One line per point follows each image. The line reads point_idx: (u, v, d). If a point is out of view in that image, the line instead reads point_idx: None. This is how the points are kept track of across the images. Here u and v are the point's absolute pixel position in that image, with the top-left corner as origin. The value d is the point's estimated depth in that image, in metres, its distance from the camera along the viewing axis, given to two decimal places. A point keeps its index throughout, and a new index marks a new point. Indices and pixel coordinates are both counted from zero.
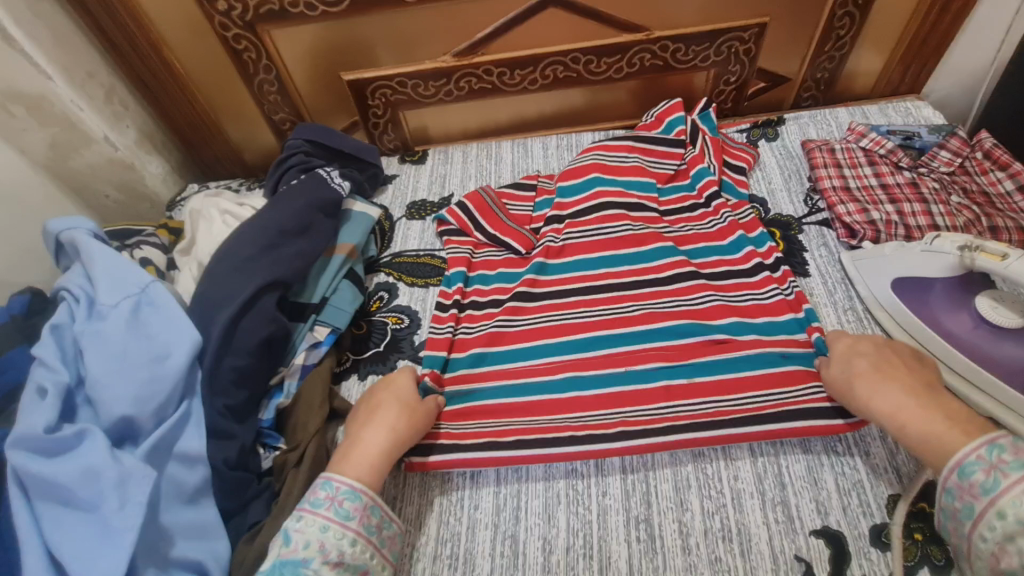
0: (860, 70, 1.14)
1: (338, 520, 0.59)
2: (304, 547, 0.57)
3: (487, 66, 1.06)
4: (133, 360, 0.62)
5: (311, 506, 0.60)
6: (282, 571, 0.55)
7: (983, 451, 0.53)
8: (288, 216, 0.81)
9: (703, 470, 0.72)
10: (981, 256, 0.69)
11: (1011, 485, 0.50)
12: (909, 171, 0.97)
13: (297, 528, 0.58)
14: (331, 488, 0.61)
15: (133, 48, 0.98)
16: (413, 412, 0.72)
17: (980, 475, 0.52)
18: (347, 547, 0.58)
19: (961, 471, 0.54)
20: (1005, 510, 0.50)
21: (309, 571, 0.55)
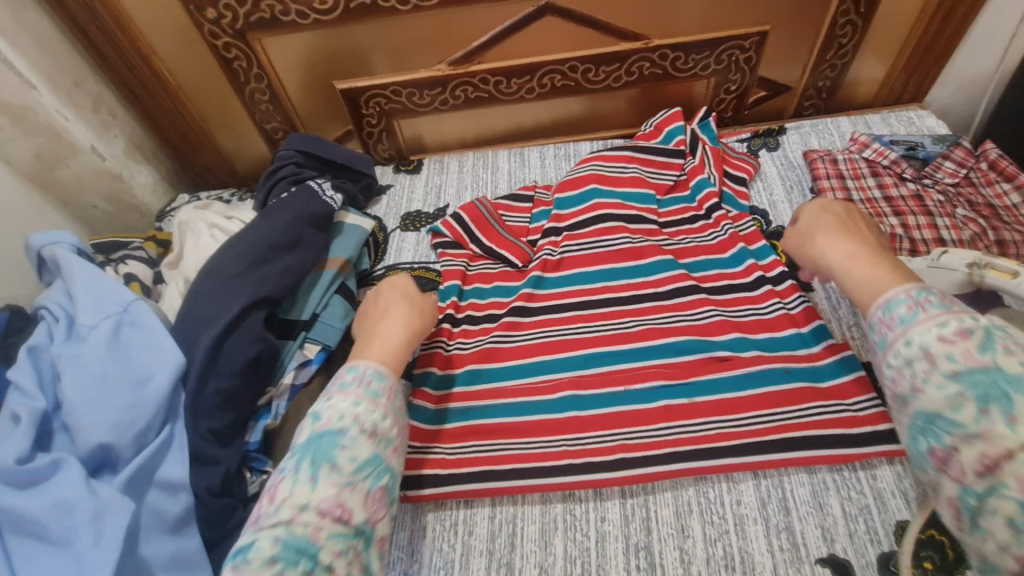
0: (862, 78, 1.12)
1: (368, 398, 0.59)
2: (338, 419, 0.57)
3: (483, 75, 1.04)
4: (113, 384, 0.60)
5: (340, 388, 0.60)
6: (319, 442, 0.56)
7: (912, 291, 0.55)
8: (277, 230, 0.78)
9: (705, 495, 0.70)
10: (991, 273, 0.67)
11: (927, 319, 0.52)
12: (914, 182, 0.95)
13: (328, 407, 0.58)
14: (358, 371, 0.61)
15: (121, 55, 0.95)
16: (422, 306, 0.72)
17: (902, 310, 0.54)
18: (380, 422, 0.59)
19: (886, 307, 0.55)
20: (913, 338, 0.52)
21: (346, 441, 0.56)
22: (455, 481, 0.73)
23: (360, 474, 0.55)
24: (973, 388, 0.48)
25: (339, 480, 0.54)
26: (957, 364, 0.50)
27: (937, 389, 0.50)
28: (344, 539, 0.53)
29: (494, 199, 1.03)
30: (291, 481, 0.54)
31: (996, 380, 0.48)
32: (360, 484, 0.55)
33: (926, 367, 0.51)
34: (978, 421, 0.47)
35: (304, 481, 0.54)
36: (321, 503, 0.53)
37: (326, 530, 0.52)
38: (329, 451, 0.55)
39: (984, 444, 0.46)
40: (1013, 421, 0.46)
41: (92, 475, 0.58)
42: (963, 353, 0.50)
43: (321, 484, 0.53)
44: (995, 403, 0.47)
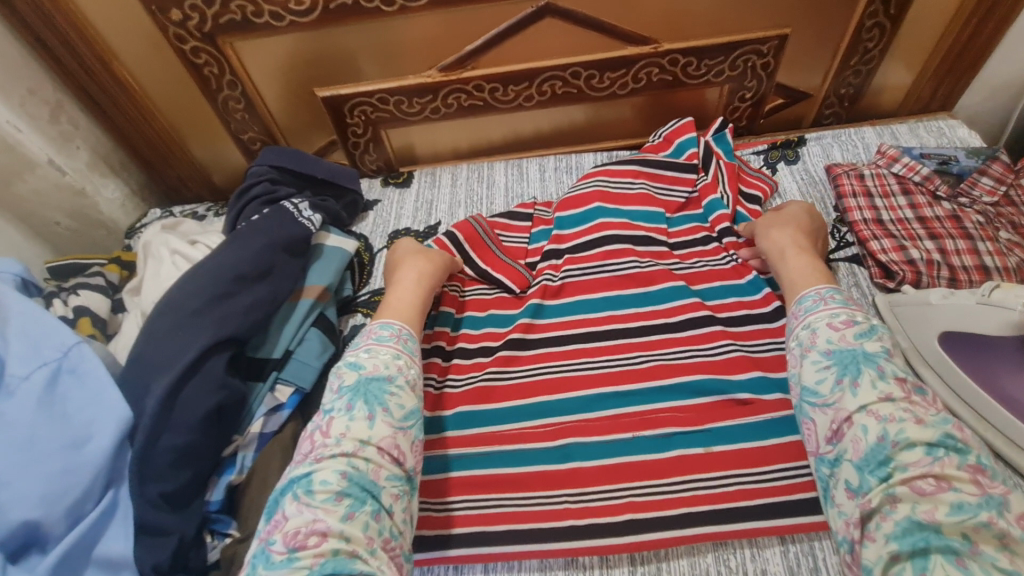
0: (887, 85, 1.04)
1: (406, 354, 0.65)
2: (385, 367, 0.62)
3: (478, 82, 0.95)
4: (44, 449, 0.52)
5: (378, 341, 0.65)
6: (370, 385, 0.60)
7: (821, 290, 0.64)
8: (244, 259, 0.70)
9: (726, 563, 0.62)
10: None
11: (826, 308, 0.61)
12: (949, 201, 0.87)
13: (370, 357, 0.63)
14: (393, 329, 0.67)
15: (78, 60, 0.86)
16: (436, 263, 0.79)
17: (809, 303, 0.63)
18: (417, 378, 0.64)
19: (799, 301, 0.65)
20: (810, 323, 0.61)
21: (395, 387, 0.61)
22: (443, 544, 0.65)
23: (408, 421, 0.60)
24: (837, 362, 0.56)
25: (392, 422, 0.58)
26: (832, 344, 0.57)
27: (811, 363, 0.58)
28: (397, 481, 0.56)
29: (489, 217, 0.94)
30: (347, 419, 0.57)
31: (856, 357, 0.55)
32: (408, 432, 0.59)
33: (808, 347, 0.59)
34: (831, 390, 0.55)
35: (362, 420, 0.57)
36: (381, 441, 0.56)
37: (384, 469, 0.55)
38: (383, 394, 0.59)
39: (834, 410, 0.54)
40: (855, 387, 0.53)
41: (16, 556, 0.50)
42: (839, 337, 0.57)
43: (378, 424, 0.57)
44: (849, 373, 0.54)
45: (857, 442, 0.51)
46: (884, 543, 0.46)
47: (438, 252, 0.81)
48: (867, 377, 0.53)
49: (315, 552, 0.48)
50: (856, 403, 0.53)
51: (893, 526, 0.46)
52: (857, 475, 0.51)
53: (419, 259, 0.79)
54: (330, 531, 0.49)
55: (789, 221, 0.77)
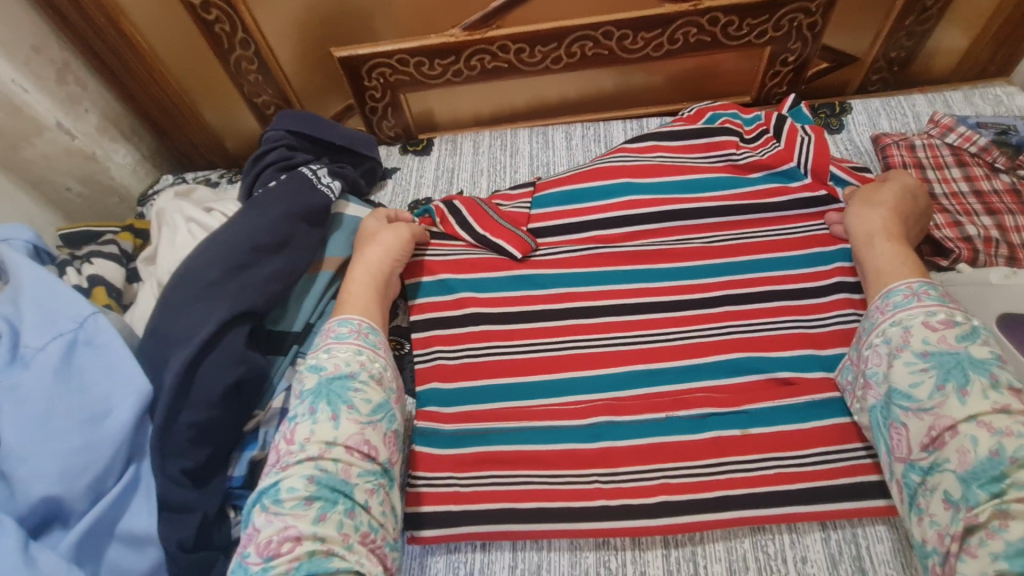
0: (941, 48, 0.97)
1: (369, 347, 0.62)
2: (347, 365, 0.59)
3: (503, 42, 0.89)
4: (63, 423, 0.51)
5: (337, 339, 0.62)
6: (333, 385, 0.57)
7: (912, 284, 0.60)
8: (262, 228, 0.67)
9: (764, 549, 0.60)
10: None
11: (920, 305, 0.57)
12: (1008, 173, 0.81)
13: (329, 356, 0.60)
14: (353, 324, 0.63)
15: (85, 16, 0.81)
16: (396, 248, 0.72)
17: (899, 298, 0.59)
18: (384, 369, 0.61)
19: (885, 295, 0.61)
20: (900, 320, 0.57)
21: (359, 383, 0.58)
22: (469, 522, 0.63)
23: (378, 415, 0.58)
24: (939, 366, 0.53)
25: (360, 418, 0.56)
26: (930, 345, 0.54)
27: (905, 364, 0.55)
28: (372, 475, 0.55)
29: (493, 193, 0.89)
30: (310, 422, 0.55)
31: (960, 362, 0.52)
32: (378, 425, 0.58)
33: (902, 347, 0.56)
34: (931, 395, 0.52)
35: (325, 422, 0.55)
36: (348, 440, 0.55)
37: (355, 467, 0.54)
38: (346, 392, 0.57)
39: (934, 416, 0.52)
40: (964, 395, 0.51)
41: (38, 532, 0.49)
42: (939, 338, 0.54)
43: (343, 423, 0.55)
44: (952, 380, 0.52)
45: (963, 453, 0.49)
46: (990, 560, 0.45)
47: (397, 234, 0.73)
48: (977, 386, 0.51)
49: (289, 558, 0.47)
50: (964, 411, 0.50)
51: (1004, 544, 0.45)
52: (961, 487, 0.49)
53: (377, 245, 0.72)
54: (303, 534, 0.49)
55: (885, 201, 0.70)
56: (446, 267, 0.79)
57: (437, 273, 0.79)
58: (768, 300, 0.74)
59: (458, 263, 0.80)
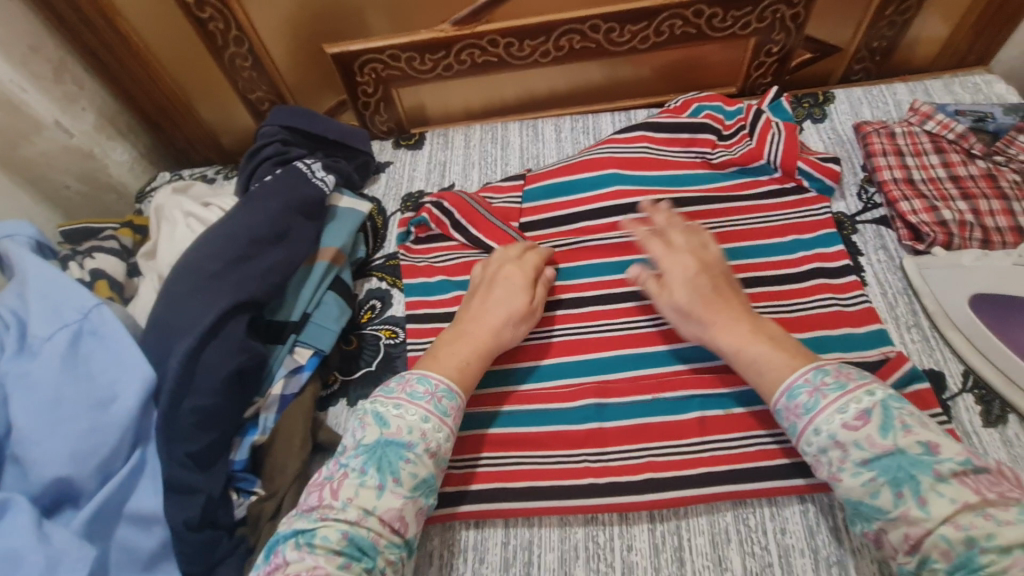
0: (922, 37, 0.99)
1: (437, 415, 0.60)
2: (408, 432, 0.58)
3: (492, 36, 0.91)
4: (71, 408, 0.53)
5: (410, 398, 0.60)
6: (387, 450, 0.56)
7: (808, 375, 0.57)
8: (259, 222, 0.69)
9: (745, 522, 0.62)
10: None
11: (829, 405, 0.54)
12: (984, 159, 0.84)
13: (398, 415, 0.59)
14: (430, 384, 0.61)
15: (80, 16, 0.83)
16: (524, 313, 0.70)
17: (804, 397, 0.56)
18: (443, 442, 0.59)
19: (789, 394, 0.57)
20: (820, 427, 0.54)
21: (412, 455, 0.57)
22: (463, 500, 0.65)
23: (419, 490, 0.56)
24: (884, 474, 0.50)
25: (402, 493, 0.55)
26: (865, 451, 0.51)
27: (852, 478, 0.52)
28: (397, 548, 0.54)
29: (483, 186, 0.92)
30: (357, 484, 0.55)
31: (902, 465, 0.50)
32: (418, 501, 0.56)
33: (840, 455, 0.53)
34: (896, 505, 0.49)
35: (370, 488, 0.55)
36: (384, 514, 0.54)
37: (384, 539, 0.53)
38: (397, 462, 0.56)
39: (907, 525, 0.49)
40: (923, 502, 0.48)
41: (53, 510, 0.52)
42: (867, 441, 0.52)
43: (386, 495, 0.54)
44: (905, 485, 0.49)
45: (944, 552, 0.47)
46: None
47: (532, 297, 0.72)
48: (928, 488, 0.48)
49: None
50: (933, 517, 0.47)
51: None
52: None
53: (504, 304, 0.70)
54: None
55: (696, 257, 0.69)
56: (441, 270, 0.83)
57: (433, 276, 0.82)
58: (751, 286, 0.77)
59: (453, 266, 0.83)
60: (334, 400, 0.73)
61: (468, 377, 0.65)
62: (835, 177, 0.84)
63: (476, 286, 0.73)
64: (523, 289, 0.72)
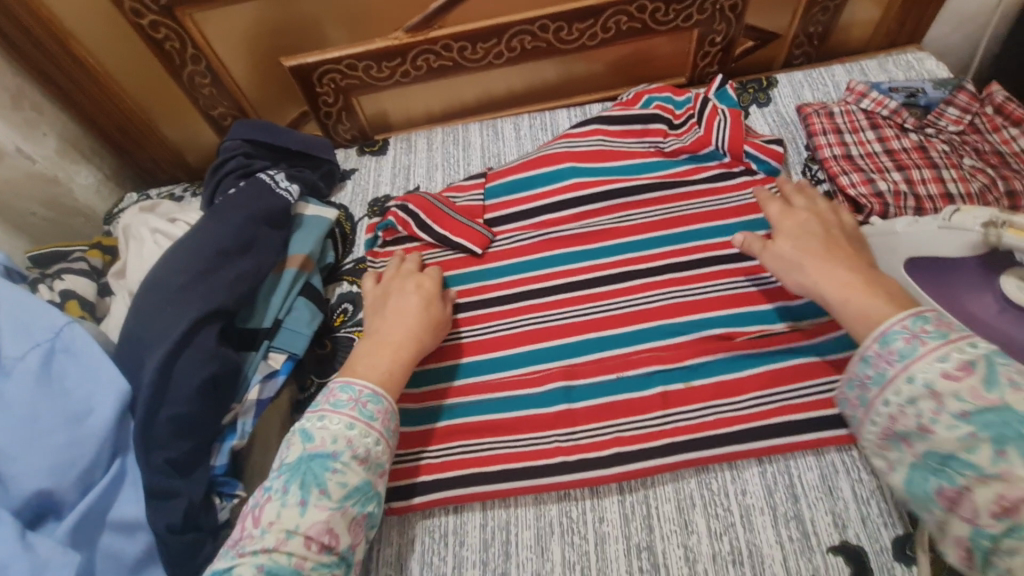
0: (855, 21, 1.04)
1: (363, 420, 0.60)
2: (331, 442, 0.58)
3: (446, 41, 0.94)
4: (47, 424, 0.54)
5: (334, 407, 0.60)
6: (311, 464, 0.56)
7: (906, 321, 0.52)
8: (225, 233, 0.71)
9: (708, 486, 0.66)
10: (1010, 233, 0.62)
11: (929, 352, 0.49)
12: (916, 132, 0.89)
13: (321, 427, 0.59)
14: (353, 391, 0.62)
15: (34, 42, 0.83)
16: (435, 322, 0.73)
17: (900, 344, 0.51)
18: (373, 446, 0.59)
19: (882, 339, 0.52)
20: (915, 374, 0.49)
21: (339, 464, 0.57)
22: (439, 489, 0.68)
23: (349, 499, 0.56)
24: (986, 429, 0.44)
25: (330, 505, 0.55)
26: (967, 404, 0.46)
27: (948, 431, 0.46)
28: (328, 567, 0.53)
29: (448, 186, 0.95)
30: (278, 505, 0.54)
31: (1010, 421, 0.43)
32: (350, 510, 0.56)
33: (933, 406, 0.47)
34: (994, 463, 0.43)
35: (293, 506, 0.54)
36: (309, 530, 0.53)
37: (310, 560, 0.52)
38: (322, 474, 0.55)
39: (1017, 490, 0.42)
40: None
41: (35, 523, 0.53)
42: (971, 392, 0.46)
43: (309, 510, 0.54)
44: (1013, 444, 0.43)
45: None
46: None
47: (441, 310, 0.74)
48: None
49: None
50: None
51: None
52: None
53: (419, 313, 0.72)
54: None
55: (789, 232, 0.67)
56: None
57: None
58: (706, 266, 0.80)
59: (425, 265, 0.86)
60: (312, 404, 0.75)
61: (397, 382, 0.65)
62: (779, 158, 0.89)
63: (383, 300, 0.74)
64: (435, 302, 0.74)
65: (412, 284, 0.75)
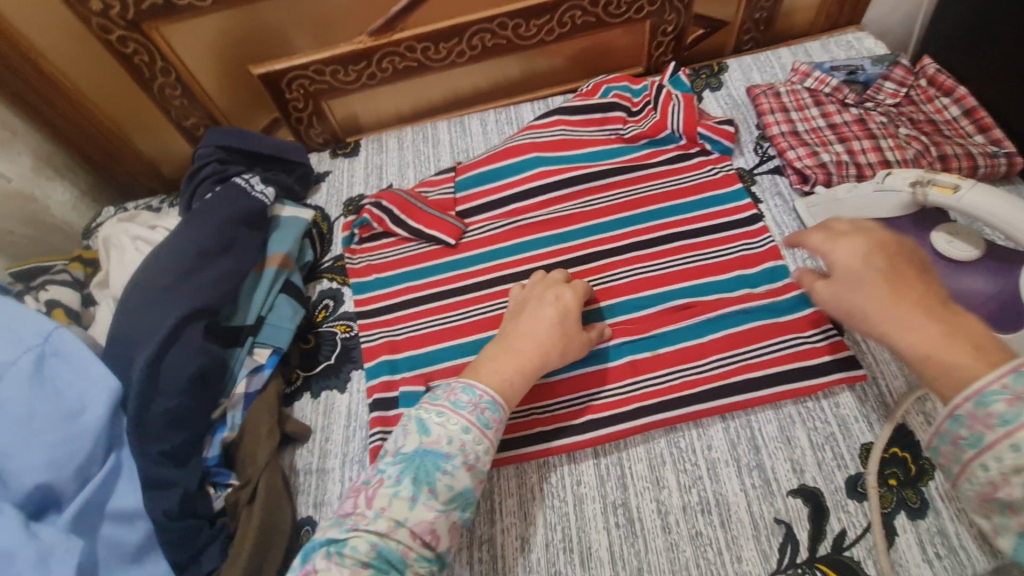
0: (798, 6, 1.10)
1: (478, 427, 0.61)
2: (448, 442, 0.59)
3: (409, 43, 0.97)
4: (43, 423, 0.57)
5: (454, 406, 0.62)
6: (426, 459, 0.58)
7: (1007, 380, 0.44)
8: (204, 235, 0.74)
9: (677, 444, 0.71)
10: (934, 190, 0.68)
11: None
12: (856, 107, 0.95)
13: (441, 423, 0.61)
14: (474, 395, 0.63)
15: (4, 63, 0.85)
16: (570, 339, 0.71)
17: (1000, 407, 0.43)
18: (482, 455, 0.61)
19: (977, 400, 0.45)
20: (1021, 442, 0.42)
21: (451, 466, 0.58)
22: None
23: (454, 504, 0.58)
24: None
25: (436, 506, 0.57)
26: None
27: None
28: (426, 562, 0.55)
29: (420, 182, 0.98)
30: (392, 492, 0.56)
31: None
32: (452, 514, 0.58)
33: None
34: None
35: (404, 499, 0.56)
36: (415, 526, 0.55)
37: (413, 552, 0.54)
38: (435, 473, 0.57)
39: None
40: None
41: (37, 516, 0.55)
42: None
43: (419, 506, 0.56)
44: None
45: None
46: None
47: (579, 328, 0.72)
48: None
49: None
50: None
51: None
52: None
53: (555, 330, 0.70)
54: None
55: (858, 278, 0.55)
56: (387, 265, 0.89)
57: (383, 272, 0.89)
58: (667, 242, 0.85)
59: (402, 259, 0.90)
60: (299, 394, 0.79)
61: (514, 392, 0.66)
62: (731, 137, 0.94)
63: (523, 306, 0.74)
64: (574, 319, 0.72)
65: (552, 296, 0.73)
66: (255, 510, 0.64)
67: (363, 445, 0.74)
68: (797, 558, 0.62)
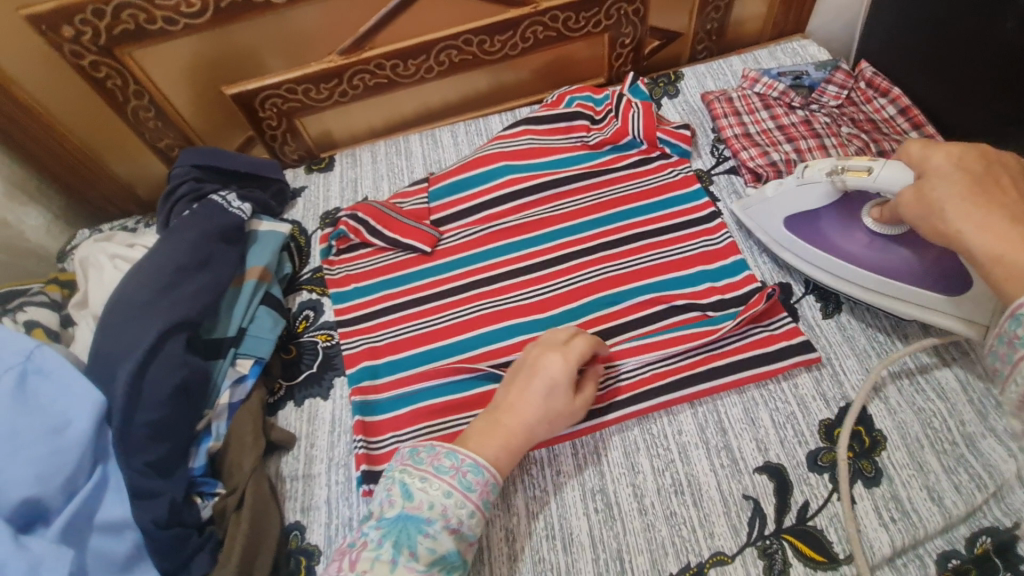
0: (746, 16, 1.17)
1: (461, 490, 0.60)
2: (429, 506, 0.58)
3: (379, 61, 1.01)
4: (27, 437, 0.57)
5: (436, 470, 0.61)
6: (407, 524, 0.57)
7: None
8: (182, 251, 0.76)
9: (650, 431, 0.74)
10: (849, 175, 0.71)
11: None
12: (802, 109, 1.02)
13: (423, 487, 0.59)
14: (457, 458, 0.62)
15: None
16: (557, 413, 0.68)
17: None
18: (467, 517, 0.60)
19: None
20: None
21: (432, 530, 0.57)
22: None
23: (436, 567, 0.57)
24: None
25: (417, 568, 0.55)
26: None
27: None
28: None
29: (395, 194, 1.01)
30: (373, 556, 0.55)
31: None
32: None
33: None
34: None
35: (385, 562, 0.55)
36: None
37: None
38: (415, 537, 0.56)
39: None
40: None
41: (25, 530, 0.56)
42: None
43: (399, 570, 0.55)
44: None
45: None
46: None
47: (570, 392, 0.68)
48: None
49: None
50: None
51: None
52: None
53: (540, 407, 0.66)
54: None
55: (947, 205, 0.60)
56: (366, 274, 0.92)
57: (360, 281, 0.91)
58: (634, 241, 0.90)
59: (380, 267, 0.92)
60: (282, 404, 0.80)
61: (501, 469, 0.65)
62: (688, 141, 0.99)
63: (517, 368, 0.71)
64: (562, 388, 0.68)
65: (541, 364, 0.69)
66: (243, 515, 0.65)
67: (347, 450, 0.76)
68: (766, 530, 0.66)
